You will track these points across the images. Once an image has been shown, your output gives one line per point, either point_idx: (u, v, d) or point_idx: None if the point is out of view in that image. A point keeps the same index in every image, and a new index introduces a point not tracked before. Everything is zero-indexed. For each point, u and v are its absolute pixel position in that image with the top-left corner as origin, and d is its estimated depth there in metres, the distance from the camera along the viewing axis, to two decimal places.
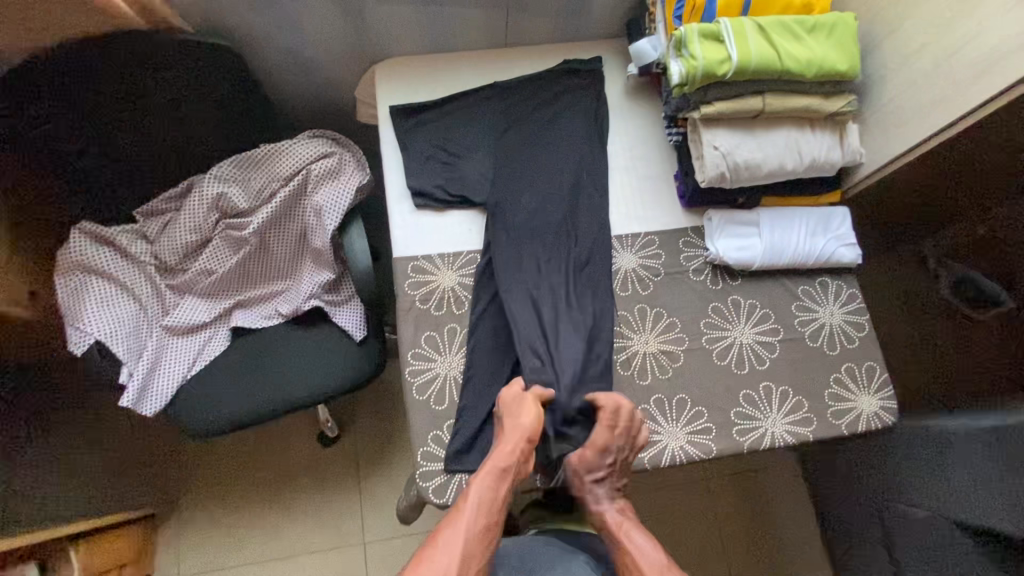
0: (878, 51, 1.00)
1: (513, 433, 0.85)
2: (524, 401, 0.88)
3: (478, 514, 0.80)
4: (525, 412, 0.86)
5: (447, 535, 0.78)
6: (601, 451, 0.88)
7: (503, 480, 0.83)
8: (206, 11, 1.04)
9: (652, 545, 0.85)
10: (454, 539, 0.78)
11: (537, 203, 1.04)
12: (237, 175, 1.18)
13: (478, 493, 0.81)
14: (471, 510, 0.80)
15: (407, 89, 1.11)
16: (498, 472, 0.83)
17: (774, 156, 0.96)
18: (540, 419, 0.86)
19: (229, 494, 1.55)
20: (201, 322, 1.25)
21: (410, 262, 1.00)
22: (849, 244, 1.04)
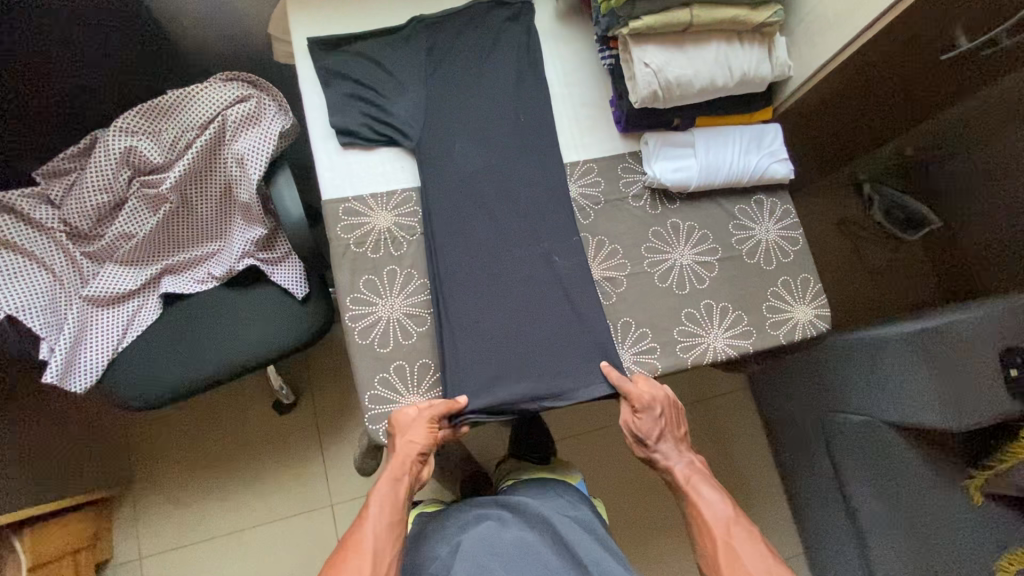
0: None
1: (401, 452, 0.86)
2: (411, 421, 0.87)
3: (378, 533, 0.83)
4: (417, 432, 0.86)
5: (349, 564, 0.80)
6: (652, 413, 0.92)
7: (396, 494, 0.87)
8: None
9: (718, 498, 0.91)
10: (359, 566, 0.80)
11: (470, 134, 0.99)
12: (146, 126, 1.09)
13: (374, 515, 0.84)
14: (369, 530, 0.83)
15: (323, 20, 1.02)
16: (394, 488, 0.87)
17: (704, 71, 0.95)
18: (433, 438, 0.87)
19: (187, 469, 1.51)
20: (127, 290, 1.18)
21: (340, 205, 0.95)
22: (783, 160, 1.05)
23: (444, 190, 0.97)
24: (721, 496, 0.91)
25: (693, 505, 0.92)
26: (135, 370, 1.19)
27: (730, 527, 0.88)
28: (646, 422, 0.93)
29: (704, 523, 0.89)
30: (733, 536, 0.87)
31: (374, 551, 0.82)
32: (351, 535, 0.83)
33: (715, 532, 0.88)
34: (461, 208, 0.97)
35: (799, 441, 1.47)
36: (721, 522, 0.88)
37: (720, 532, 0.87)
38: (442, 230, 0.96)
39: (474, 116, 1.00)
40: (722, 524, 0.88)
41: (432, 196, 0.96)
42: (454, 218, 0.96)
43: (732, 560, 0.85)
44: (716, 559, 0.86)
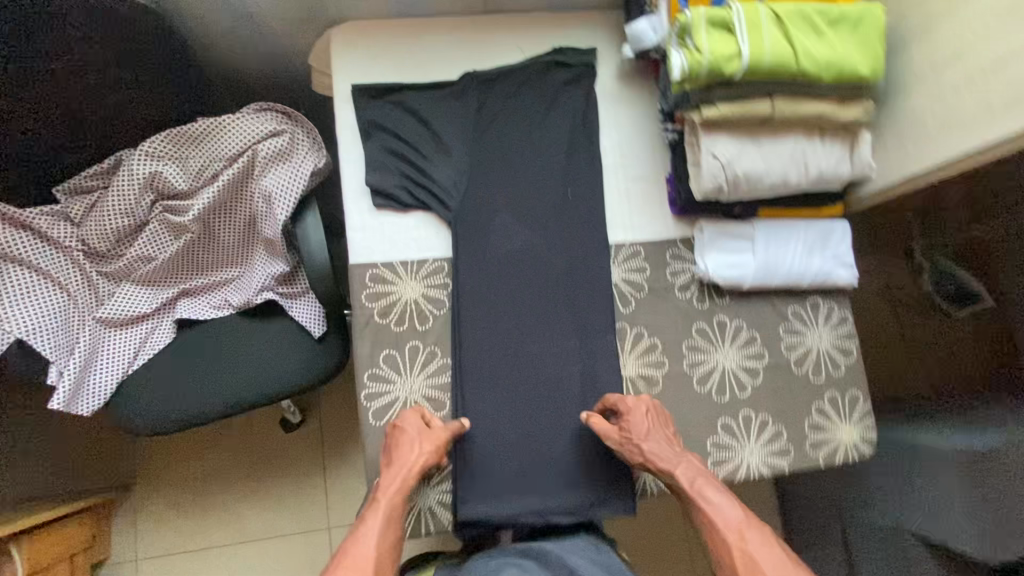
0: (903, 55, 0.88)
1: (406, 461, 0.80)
2: (415, 433, 0.82)
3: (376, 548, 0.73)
4: (424, 443, 0.81)
5: None
6: (635, 414, 0.84)
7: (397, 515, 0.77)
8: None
9: (729, 502, 0.76)
10: None
11: (512, 209, 0.94)
12: (173, 151, 1.03)
13: (372, 527, 0.74)
14: (369, 545, 0.73)
15: (369, 63, 0.95)
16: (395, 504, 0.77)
17: (777, 168, 0.86)
18: (439, 453, 0.81)
19: (187, 477, 1.51)
20: (141, 312, 1.15)
21: (367, 271, 0.89)
22: (847, 263, 0.96)
23: (477, 265, 0.92)
24: (732, 499, 0.77)
25: (700, 514, 0.77)
26: (144, 396, 1.16)
27: (747, 536, 0.73)
28: (633, 430, 0.83)
29: (719, 532, 0.75)
30: (755, 550, 0.72)
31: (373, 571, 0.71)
32: (346, 553, 0.72)
33: (728, 542, 0.74)
34: (494, 287, 0.92)
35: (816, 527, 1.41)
36: (734, 530, 0.74)
37: (735, 542, 0.73)
38: (472, 308, 0.90)
39: (518, 189, 0.94)
40: (738, 532, 0.74)
41: (464, 270, 0.91)
42: (484, 296, 0.91)
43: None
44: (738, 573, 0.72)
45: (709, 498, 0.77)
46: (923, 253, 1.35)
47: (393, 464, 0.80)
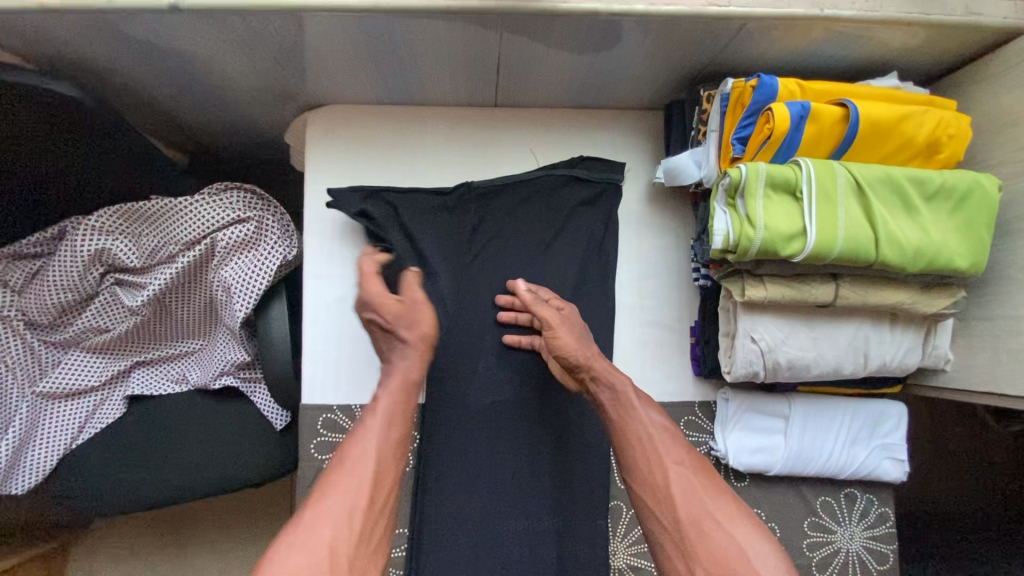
0: None
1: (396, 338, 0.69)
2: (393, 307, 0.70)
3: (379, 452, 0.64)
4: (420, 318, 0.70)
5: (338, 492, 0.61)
6: (562, 315, 0.73)
7: (401, 401, 0.68)
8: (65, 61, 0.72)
9: (665, 425, 0.69)
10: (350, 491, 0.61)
11: (501, 353, 0.79)
12: (126, 227, 0.90)
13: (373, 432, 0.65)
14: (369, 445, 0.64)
15: (346, 162, 0.80)
16: (399, 393, 0.68)
17: (831, 358, 0.69)
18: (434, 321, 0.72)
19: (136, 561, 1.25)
20: (88, 386, 1.01)
21: (321, 415, 0.76)
22: (897, 457, 0.80)
23: (451, 418, 0.77)
24: (669, 423, 0.70)
25: (634, 437, 0.68)
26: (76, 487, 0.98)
27: (688, 461, 0.66)
28: (567, 329, 0.72)
29: (648, 452, 0.66)
30: (692, 479, 0.64)
31: (374, 471, 0.63)
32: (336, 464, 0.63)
33: (667, 462, 0.66)
34: (468, 447, 0.77)
35: None
36: (672, 460, 0.66)
37: (671, 464, 0.65)
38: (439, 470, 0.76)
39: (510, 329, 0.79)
40: (676, 455, 0.66)
41: (436, 423, 0.77)
42: (455, 456, 0.77)
43: (691, 504, 0.63)
44: (670, 495, 0.64)
45: (644, 418, 0.69)
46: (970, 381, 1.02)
47: (390, 361, 0.70)
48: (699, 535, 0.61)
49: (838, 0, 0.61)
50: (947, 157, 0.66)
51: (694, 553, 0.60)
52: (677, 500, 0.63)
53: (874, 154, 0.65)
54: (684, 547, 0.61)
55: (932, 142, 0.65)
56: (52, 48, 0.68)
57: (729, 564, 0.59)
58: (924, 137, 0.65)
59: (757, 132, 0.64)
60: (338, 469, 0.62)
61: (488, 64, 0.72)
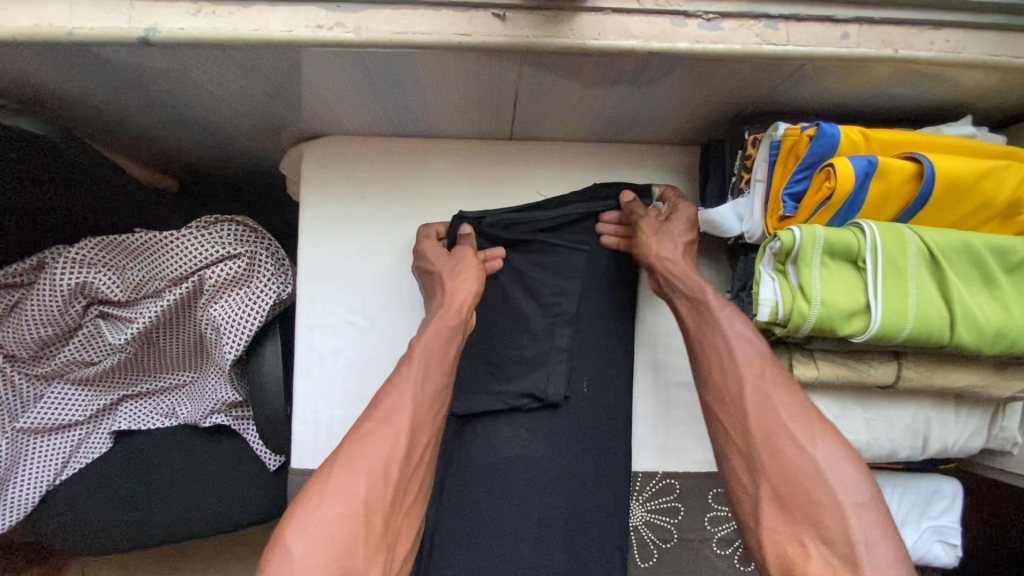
0: None
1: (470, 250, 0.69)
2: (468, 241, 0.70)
3: (418, 399, 0.57)
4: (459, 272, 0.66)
5: (374, 436, 0.54)
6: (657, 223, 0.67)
7: (442, 338, 0.61)
8: (38, 93, 0.65)
9: (750, 332, 0.57)
10: (383, 438, 0.54)
11: (510, 414, 0.72)
12: (109, 260, 0.83)
13: (415, 372, 0.59)
14: (406, 393, 0.57)
15: (344, 200, 0.73)
16: (437, 338, 0.61)
17: (886, 442, 0.61)
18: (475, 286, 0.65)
19: None
20: (71, 422, 0.95)
21: (310, 480, 0.70)
22: (951, 542, 0.72)
23: (453, 487, 0.70)
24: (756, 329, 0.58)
25: (706, 343, 0.59)
26: (54, 528, 0.93)
27: (769, 373, 0.55)
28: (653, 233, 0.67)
29: (722, 361, 0.57)
30: (772, 394, 0.54)
31: (410, 421, 0.56)
32: (370, 404, 0.56)
33: (742, 371, 0.56)
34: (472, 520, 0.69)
35: None
36: (748, 372, 0.55)
37: (748, 374, 0.55)
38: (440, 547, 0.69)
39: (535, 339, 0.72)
40: (752, 368, 0.55)
41: (438, 491, 0.70)
42: (457, 533, 0.69)
43: (765, 417, 0.53)
44: (740, 409, 0.55)
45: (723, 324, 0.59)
46: None
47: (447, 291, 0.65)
48: (770, 455, 0.52)
49: (913, 40, 0.53)
50: None
51: (762, 471, 0.52)
52: (749, 413, 0.54)
53: (948, 216, 0.57)
54: (752, 463, 0.53)
55: (1015, 204, 0.56)
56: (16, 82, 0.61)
57: (804, 487, 0.50)
58: (1006, 199, 0.56)
59: (813, 189, 0.56)
60: (372, 409, 0.56)
61: (502, 100, 0.65)
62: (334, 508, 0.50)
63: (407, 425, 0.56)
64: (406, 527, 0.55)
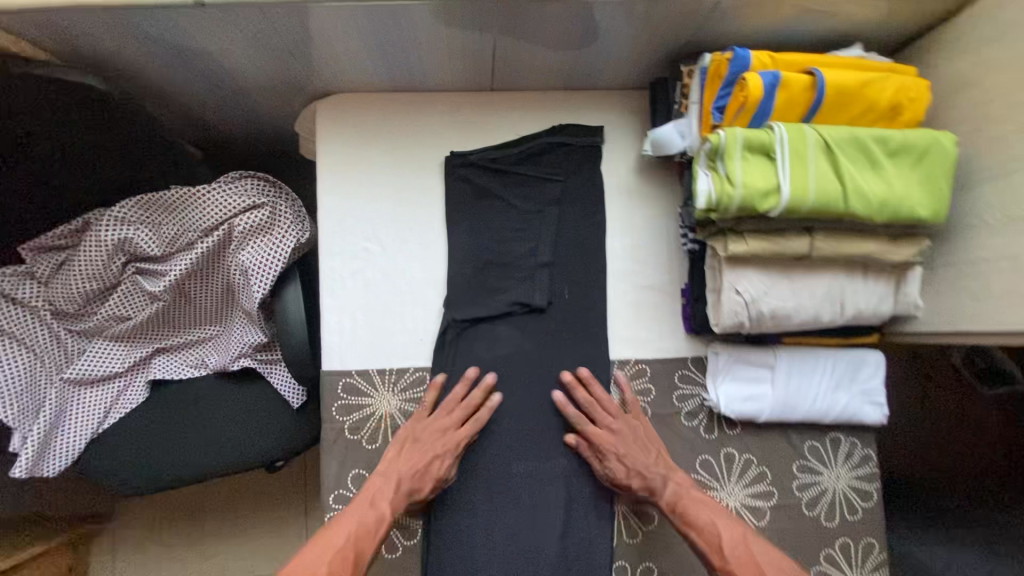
0: (972, 192, 0.72)
1: (449, 423, 0.79)
2: (451, 405, 0.80)
3: (353, 526, 0.73)
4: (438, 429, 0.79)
5: (313, 548, 0.71)
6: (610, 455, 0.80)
7: (388, 495, 0.76)
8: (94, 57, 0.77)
9: (722, 521, 0.77)
10: (320, 551, 0.70)
11: (505, 318, 0.85)
12: (145, 217, 0.95)
13: (351, 511, 0.75)
14: (345, 523, 0.73)
15: (353, 146, 0.86)
16: (375, 491, 0.76)
17: (809, 307, 0.75)
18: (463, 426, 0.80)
19: (179, 524, 1.49)
20: (112, 372, 1.06)
21: (339, 381, 0.82)
22: (877, 401, 0.86)
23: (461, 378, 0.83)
24: (724, 516, 0.78)
25: (696, 534, 0.77)
26: (101, 466, 1.05)
27: (745, 548, 0.75)
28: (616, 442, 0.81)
29: (712, 537, 0.76)
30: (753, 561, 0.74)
31: (347, 542, 0.72)
32: (318, 532, 0.73)
33: (725, 553, 0.75)
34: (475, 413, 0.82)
35: None
36: (733, 543, 0.75)
37: (730, 555, 0.75)
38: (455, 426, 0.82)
39: (524, 253, 0.85)
40: (734, 536, 0.76)
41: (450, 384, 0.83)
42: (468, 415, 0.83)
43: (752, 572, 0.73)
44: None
45: (704, 518, 0.77)
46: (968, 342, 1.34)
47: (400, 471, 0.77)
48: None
49: None
50: (910, 118, 0.73)
51: None
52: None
53: (843, 117, 0.72)
54: None
55: (896, 105, 0.71)
56: (83, 44, 0.73)
57: None
58: (888, 100, 0.71)
59: (734, 100, 0.70)
60: (321, 533, 0.73)
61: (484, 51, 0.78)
62: None
63: (359, 554, 0.72)
64: None
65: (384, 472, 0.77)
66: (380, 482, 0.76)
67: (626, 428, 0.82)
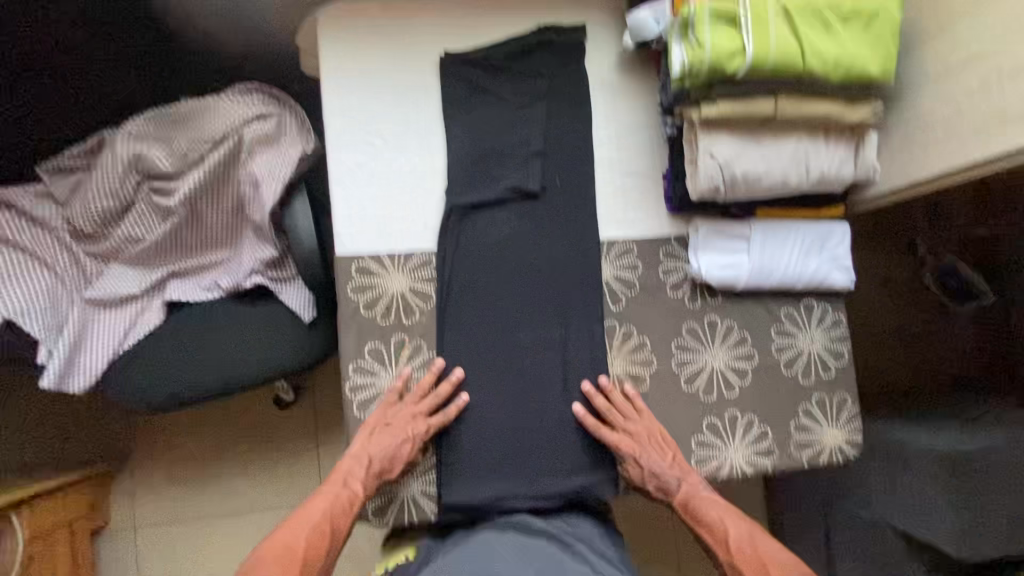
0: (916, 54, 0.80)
1: (416, 413, 0.86)
2: (418, 398, 0.87)
3: (328, 502, 0.82)
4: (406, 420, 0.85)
5: (289, 527, 0.79)
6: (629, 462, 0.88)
7: (359, 476, 0.83)
8: None
9: (730, 520, 0.86)
10: (296, 528, 0.79)
11: (502, 204, 0.91)
12: (158, 133, 1.03)
13: (327, 490, 0.83)
14: (321, 501, 0.82)
15: (352, 47, 0.92)
16: (344, 472, 0.84)
17: (777, 170, 0.83)
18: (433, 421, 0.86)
19: (196, 461, 1.49)
20: (130, 293, 1.09)
21: (352, 263, 0.89)
22: (844, 266, 0.95)
23: (464, 257, 0.90)
24: (731, 512, 0.87)
25: (707, 530, 0.86)
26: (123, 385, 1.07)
27: (751, 542, 0.84)
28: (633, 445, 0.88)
29: (722, 533, 0.85)
30: (756, 553, 0.83)
31: (320, 515, 0.80)
32: (295, 511, 0.82)
33: (732, 551, 0.84)
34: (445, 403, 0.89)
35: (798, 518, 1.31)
36: (742, 540, 0.84)
37: (737, 549, 0.84)
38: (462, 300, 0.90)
39: (517, 142, 0.92)
40: (742, 532, 0.85)
41: (454, 264, 0.90)
42: (474, 290, 0.90)
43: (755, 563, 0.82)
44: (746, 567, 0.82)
45: (713, 513, 0.86)
46: (927, 250, 1.46)
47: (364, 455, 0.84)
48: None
49: None
50: None
51: None
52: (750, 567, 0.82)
53: None
54: None
55: None
56: None
57: None
58: None
59: None
60: (298, 514, 0.81)
61: None
62: None
63: (334, 530, 0.80)
64: None
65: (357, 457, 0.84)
66: (350, 465, 0.84)
67: (633, 435, 0.89)
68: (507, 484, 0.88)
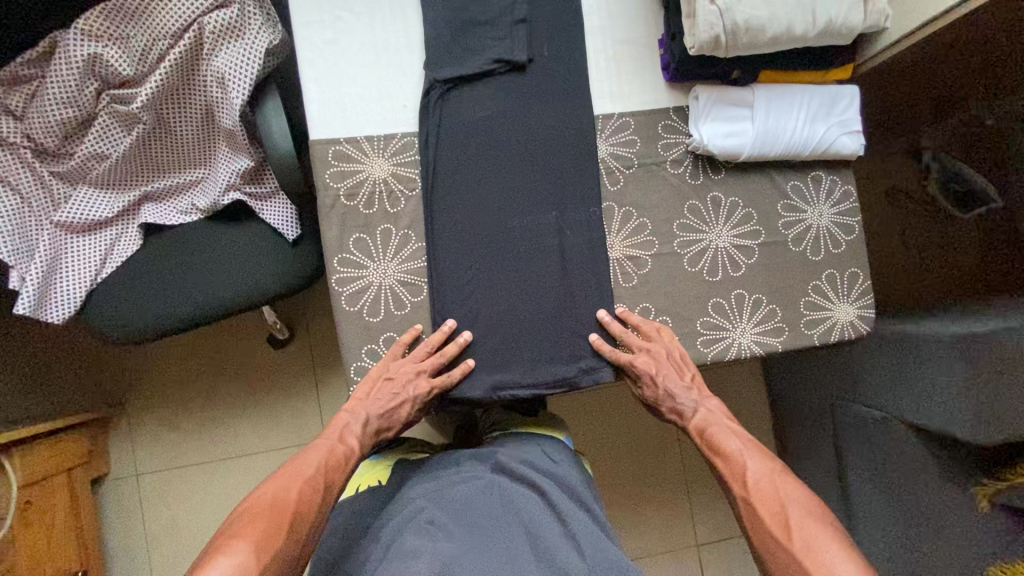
0: None
1: (422, 367, 0.82)
2: (425, 351, 0.83)
3: (323, 453, 0.78)
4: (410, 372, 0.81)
5: (281, 474, 0.74)
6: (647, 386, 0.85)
7: (357, 430, 0.81)
8: None
9: (752, 456, 0.79)
10: (290, 476, 0.74)
11: (486, 79, 0.85)
12: (111, 29, 0.93)
13: (322, 440, 0.79)
14: (315, 451, 0.78)
15: None
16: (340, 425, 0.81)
17: (783, 15, 0.76)
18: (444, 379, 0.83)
19: (189, 405, 1.43)
20: (102, 218, 1.01)
21: (329, 149, 0.83)
22: (853, 132, 0.89)
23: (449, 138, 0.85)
24: (753, 449, 0.81)
25: (725, 461, 0.81)
26: (107, 310, 1.02)
27: (773, 477, 0.76)
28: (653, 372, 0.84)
29: (740, 465, 0.79)
30: (774, 486, 0.75)
31: (314, 466, 0.76)
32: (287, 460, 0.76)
33: (746, 482, 0.77)
34: (449, 363, 0.86)
35: (809, 426, 1.25)
36: (761, 476, 0.77)
37: (751, 480, 0.77)
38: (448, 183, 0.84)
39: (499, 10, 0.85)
40: (761, 468, 0.78)
41: (439, 146, 0.84)
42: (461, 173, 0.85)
43: (769, 491, 0.75)
44: (760, 497, 0.75)
45: (733, 447, 0.81)
46: (932, 155, 1.38)
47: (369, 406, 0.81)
48: (781, 540, 0.70)
49: None
50: None
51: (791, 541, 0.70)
52: (767, 494, 0.75)
53: None
54: (784, 539, 0.70)
55: None
56: None
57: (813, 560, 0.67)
58: None
59: None
60: (289, 462, 0.76)
61: None
62: (252, 537, 0.66)
63: (327, 484, 0.75)
64: (309, 535, 0.70)
65: (355, 411, 0.80)
66: (348, 417, 0.81)
67: (650, 357, 0.84)
68: (508, 374, 0.85)
